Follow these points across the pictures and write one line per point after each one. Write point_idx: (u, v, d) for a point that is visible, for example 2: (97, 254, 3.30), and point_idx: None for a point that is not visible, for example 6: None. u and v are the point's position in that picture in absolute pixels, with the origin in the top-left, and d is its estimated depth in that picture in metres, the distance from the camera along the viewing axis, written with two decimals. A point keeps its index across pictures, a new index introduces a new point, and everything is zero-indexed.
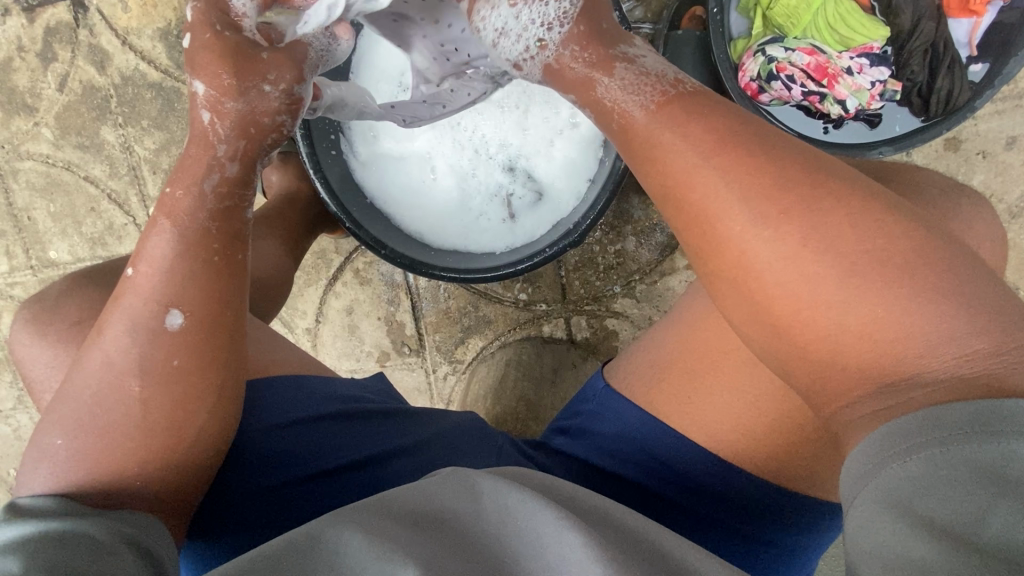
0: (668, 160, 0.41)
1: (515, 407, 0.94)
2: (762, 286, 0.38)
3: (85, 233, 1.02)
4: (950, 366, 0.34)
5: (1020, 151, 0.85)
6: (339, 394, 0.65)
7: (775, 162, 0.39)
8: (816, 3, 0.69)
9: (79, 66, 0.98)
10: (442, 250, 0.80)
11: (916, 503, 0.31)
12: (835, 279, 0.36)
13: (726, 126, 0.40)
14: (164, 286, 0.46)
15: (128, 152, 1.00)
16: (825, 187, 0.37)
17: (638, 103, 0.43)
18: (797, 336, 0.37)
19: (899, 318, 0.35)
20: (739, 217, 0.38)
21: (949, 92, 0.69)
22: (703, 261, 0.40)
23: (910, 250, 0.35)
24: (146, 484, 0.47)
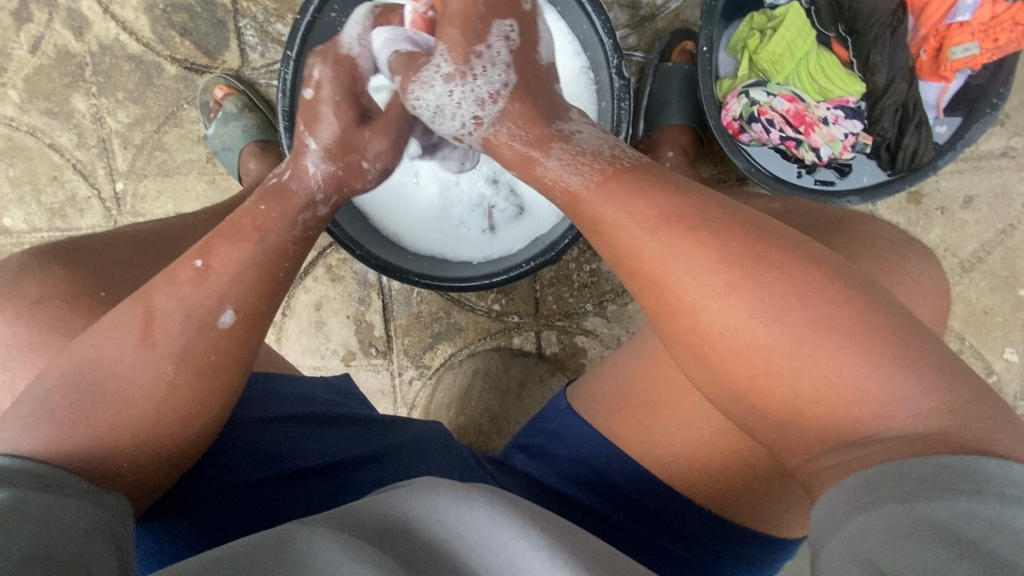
0: (618, 232, 0.42)
1: (478, 420, 0.94)
2: (719, 354, 0.39)
3: (44, 203, 0.98)
4: (906, 424, 0.35)
5: (974, 210, 0.91)
6: (309, 397, 0.65)
7: (720, 227, 0.40)
8: (800, 53, 0.71)
9: (55, 30, 0.94)
10: (419, 255, 0.79)
11: (878, 557, 0.30)
12: (791, 348, 0.37)
13: (652, 190, 0.42)
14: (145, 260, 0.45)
15: (99, 123, 0.96)
16: (768, 260, 0.39)
17: (578, 180, 0.45)
18: (757, 400, 0.39)
19: (852, 382, 0.36)
20: (691, 290, 0.39)
21: (915, 150, 0.70)
22: (665, 322, 0.41)
23: (854, 315, 0.37)
24: (131, 445, 0.44)
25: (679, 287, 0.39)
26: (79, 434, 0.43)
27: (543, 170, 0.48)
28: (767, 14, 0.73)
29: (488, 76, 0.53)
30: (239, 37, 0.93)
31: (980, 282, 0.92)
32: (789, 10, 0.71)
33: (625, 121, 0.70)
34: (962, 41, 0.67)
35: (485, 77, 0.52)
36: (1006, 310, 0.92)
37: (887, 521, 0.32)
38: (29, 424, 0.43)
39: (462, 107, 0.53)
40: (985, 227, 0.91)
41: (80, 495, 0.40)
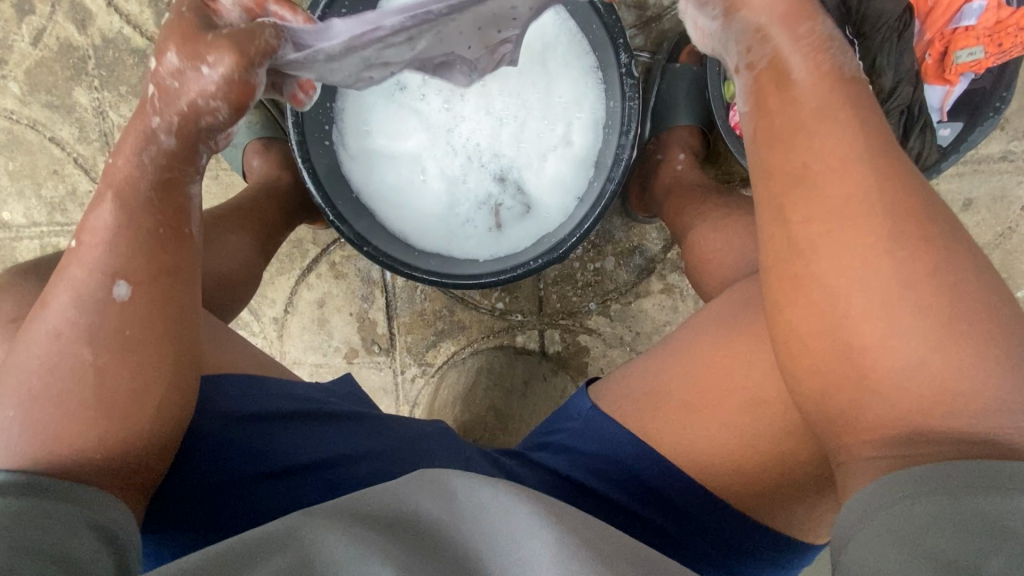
0: (819, 145, 0.38)
1: (484, 418, 0.93)
2: (858, 300, 0.36)
3: (44, 197, 0.97)
4: (1006, 435, 0.34)
5: (974, 213, 0.92)
6: (296, 393, 0.61)
7: (888, 181, 0.37)
8: None
9: (58, 22, 0.93)
10: (425, 251, 0.79)
11: (920, 542, 0.31)
12: (934, 323, 0.35)
13: (853, 123, 0.39)
14: (113, 256, 0.44)
15: (101, 117, 0.95)
16: (949, 243, 0.37)
17: (801, 82, 0.40)
18: (865, 360, 0.36)
19: (976, 379, 0.35)
20: (865, 229, 0.36)
21: (920, 153, 0.71)
22: (796, 258, 0.38)
23: (1002, 323, 0.36)
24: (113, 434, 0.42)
25: (851, 219, 0.37)
26: (45, 437, 0.41)
27: (755, 56, 0.43)
28: None
29: None
30: None
31: None
32: None
33: (631, 121, 0.71)
34: (967, 46, 0.67)
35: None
36: None
37: (928, 516, 0.32)
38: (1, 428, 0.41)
39: None
40: (983, 229, 0.92)
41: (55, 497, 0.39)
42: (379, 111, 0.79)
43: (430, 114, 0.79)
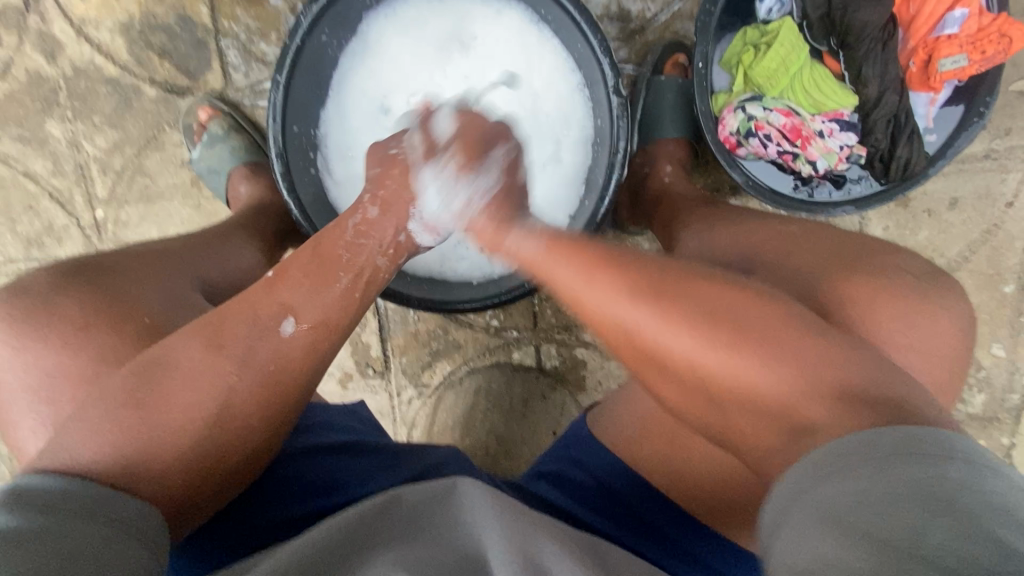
0: (566, 276, 0.49)
1: (485, 442, 0.96)
2: (665, 361, 0.44)
3: (20, 233, 0.94)
4: (821, 409, 0.41)
5: (960, 211, 0.93)
6: (332, 428, 0.65)
7: (663, 287, 0.45)
8: (794, 67, 0.70)
9: (26, 53, 0.90)
10: (418, 276, 0.78)
11: (854, 516, 0.34)
12: (709, 352, 0.43)
13: (601, 255, 0.48)
14: (295, 295, 0.50)
15: (75, 149, 0.92)
16: (688, 281, 0.46)
17: (531, 245, 0.52)
18: (702, 399, 0.44)
19: (769, 376, 0.42)
20: (630, 312, 0.45)
21: (908, 160, 0.69)
22: (619, 347, 0.47)
23: (754, 318, 0.44)
24: (214, 448, 0.45)
25: (619, 310, 0.45)
26: (143, 435, 0.44)
27: (510, 241, 0.54)
28: (760, 30, 0.72)
29: (487, 178, 0.57)
30: (221, 58, 0.89)
31: (967, 281, 0.95)
32: (783, 25, 0.70)
33: (623, 138, 0.69)
34: (950, 53, 0.67)
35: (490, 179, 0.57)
36: (992, 307, 0.95)
37: (861, 489, 0.35)
38: (113, 426, 0.44)
39: (459, 193, 0.57)
40: (970, 228, 0.93)
41: (94, 516, 0.38)
42: (364, 136, 0.77)
43: None
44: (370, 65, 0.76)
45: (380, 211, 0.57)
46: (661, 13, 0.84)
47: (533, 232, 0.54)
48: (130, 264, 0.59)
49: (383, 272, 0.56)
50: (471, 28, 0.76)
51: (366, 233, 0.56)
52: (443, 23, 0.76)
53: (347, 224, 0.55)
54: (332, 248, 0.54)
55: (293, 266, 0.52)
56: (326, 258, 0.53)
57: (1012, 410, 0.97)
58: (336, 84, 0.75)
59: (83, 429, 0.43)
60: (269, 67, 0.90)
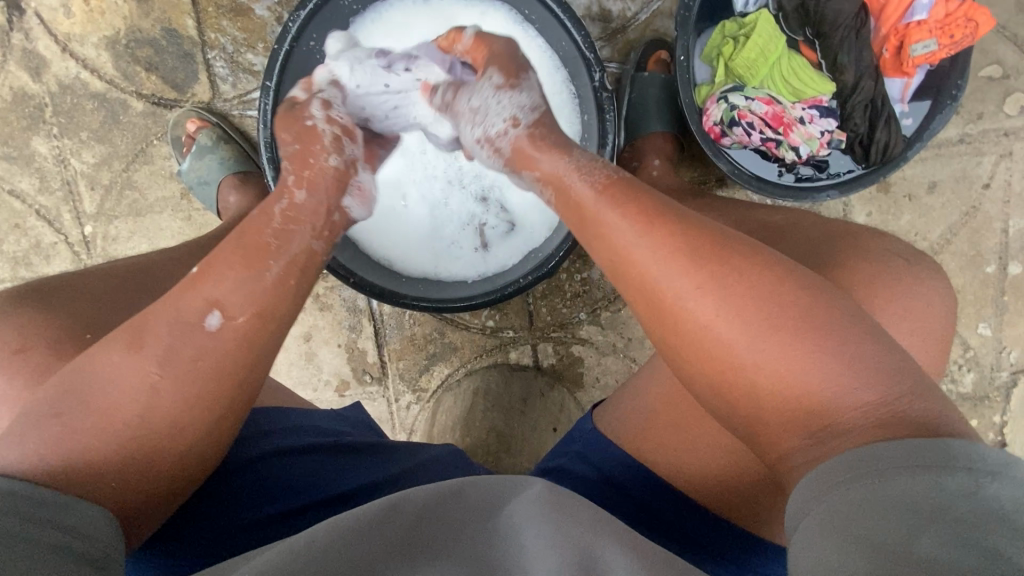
0: (612, 235, 0.46)
1: (485, 439, 0.94)
2: (699, 336, 0.42)
3: (6, 252, 0.93)
4: (860, 416, 0.39)
5: (939, 195, 0.96)
6: (317, 427, 0.63)
7: (733, 266, 0.42)
8: (772, 57, 0.72)
9: (10, 71, 0.90)
10: (412, 277, 0.79)
11: (851, 525, 0.34)
12: (755, 337, 0.41)
13: (663, 221, 0.44)
14: (215, 283, 0.44)
15: (62, 165, 0.92)
16: (748, 259, 0.43)
17: (586, 185, 0.49)
18: (728, 383, 0.42)
19: (816, 373, 0.40)
20: (675, 282, 0.43)
21: (886, 144, 0.72)
22: (650, 315, 0.44)
23: (814, 310, 0.41)
24: (146, 449, 0.42)
25: (664, 276, 0.43)
26: (74, 444, 0.41)
27: (556, 167, 0.51)
28: (738, 22, 0.74)
29: (524, 96, 0.56)
30: (208, 69, 0.90)
31: (951, 262, 0.97)
32: (758, 18, 0.72)
33: (610, 133, 0.71)
34: (921, 39, 0.69)
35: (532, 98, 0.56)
36: (976, 287, 0.97)
37: (862, 498, 0.35)
38: (42, 440, 0.41)
39: (501, 108, 0.56)
40: (950, 211, 0.96)
41: (46, 520, 0.37)
42: None
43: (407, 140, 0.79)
44: None
45: (309, 193, 0.52)
46: (642, 12, 0.86)
47: (580, 167, 0.50)
48: (103, 282, 0.59)
49: (321, 257, 0.51)
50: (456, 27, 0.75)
51: (296, 218, 0.50)
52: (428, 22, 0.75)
53: (273, 211, 0.50)
54: (259, 235, 0.47)
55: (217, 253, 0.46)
56: (257, 242, 0.47)
57: (1002, 388, 0.99)
58: None
59: (13, 444, 0.41)
60: (257, 77, 0.90)
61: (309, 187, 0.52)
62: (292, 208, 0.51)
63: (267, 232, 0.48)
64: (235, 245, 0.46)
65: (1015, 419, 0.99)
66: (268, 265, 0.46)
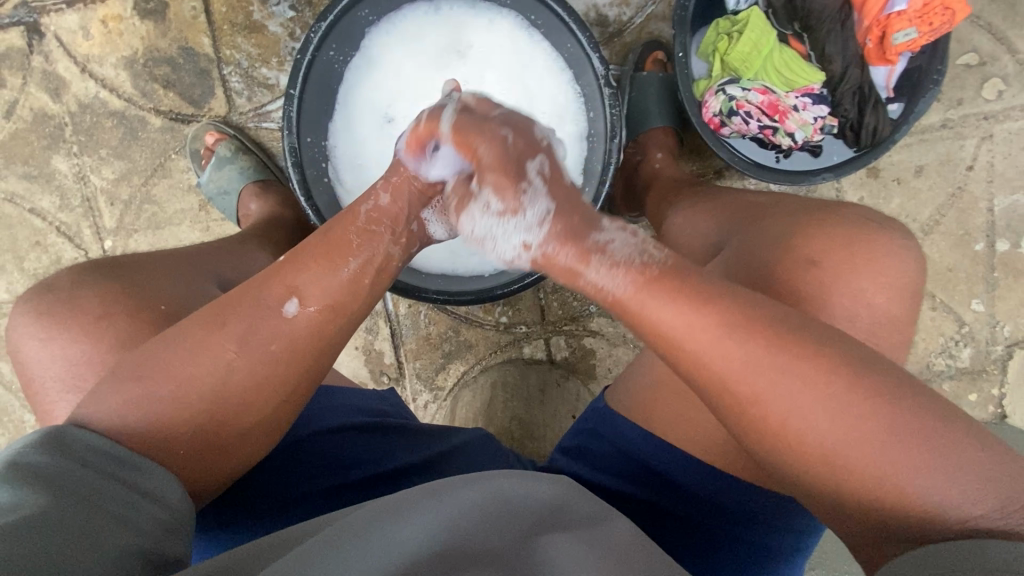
0: (676, 326, 0.45)
1: (509, 427, 0.95)
2: (785, 431, 0.42)
3: (28, 269, 0.95)
4: (958, 516, 0.39)
5: (926, 177, 1.01)
6: (355, 406, 0.65)
7: (816, 365, 0.42)
8: (765, 51, 0.76)
9: (31, 93, 0.93)
10: (431, 274, 0.82)
11: None
12: (843, 438, 0.41)
13: (747, 326, 0.44)
14: (294, 274, 0.49)
15: (82, 183, 0.94)
16: (826, 356, 0.42)
17: (618, 284, 0.48)
18: (817, 475, 0.42)
19: (914, 476, 0.40)
20: (753, 382, 0.43)
21: (875, 127, 0.76)
22: (726, 407, 0.44)
23: (907, 412, 0.41)
24: (235, 420, 0.46)
25: (740, 377, 0.43)
26: (157, 410, 0.44)
27: (589, 277, 0.49)
28: (731, 19, 0.78)
29: (533, 203, 0.51)
30: (224, 84, 0.93)
31: (940, 242, 1.02)
32: (750, 14, 0.77)
33: (618, 127, 0.75)
34: (902, 27, 0.73)
35: (543, 198, 0.52)
36: (966, 264, 1.02)
37: None
38: (129, 403, 0.44)
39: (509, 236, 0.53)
40: (937, 192, 1.01)
41: (116, 476, 0.40)
42: (372, 144, 0.81)
43: None
44: (373, 77, 0.80)
45: (392, 196, 0.57)
46: (637, 16, 0.91)
47: (617, 264, 0.48)
48: (158, 265, 0.62)
49: (396, 262, 0.55)
50: (466, 38, 0.80)
51: (377, 221, 0.54)
52: (439, 35, 0.80)
53: (360, 209, 0.54)
54: (344, 232, 0.52)
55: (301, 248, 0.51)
56: (333, 242, 0.51)
57: (998, 361, 1.03)
58: (341, 98, 0.79)
59: (104, 405, 0.44)
60: (272, 90, 0.94)
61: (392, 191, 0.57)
62: (365, 211, 0.54)
63: (346, 230, 0.52)
64: (312, 241, 0.51)
65: (1013, 391, 1.03)
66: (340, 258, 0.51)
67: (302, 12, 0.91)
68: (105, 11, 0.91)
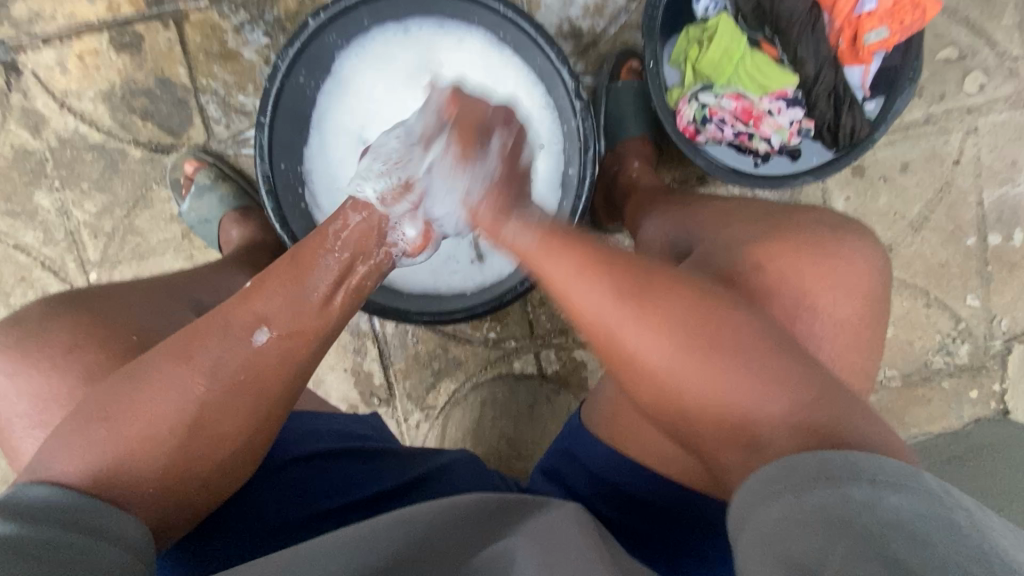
0: (551, 268, 0.49)
1: (498, 446, 0.96)
2: (632, 357, 0.46)
3: (13, 305, 0.95)
4: (783, 420, 0.43)
5: (912, 173, 0.99)
6: (337, 430, 0.65)
7: (663, 294, 0.46)
8: (736, 57, 0.76)
9: (11, 130, 0.93)
10: (412, 294, 0.81)
11: (783, 539, 0.36)
12: (684, 357, 0.44)
13: (608, 266, 0.48)
14: (262, 305, 0.48)
15: (65, 217, 0.95)
16: (671, 288, 0.47)
17: (532, 235, 0.51)
18: (669, 397, 0.45)
19: (745, 390, 0.43)
20: (608, 312, 0.46)
21: (853, 128, 0.75)
22: (593, 337, 0.48)
23: (736, 332, 0.45)
24: (198, 461, 0.45)
25: (592, 304, 0.47)
26: (118, 453, 0.44)
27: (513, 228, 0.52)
28: (700, 27, 0.78)
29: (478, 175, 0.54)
30: (202, 113, 0.93)
31: (932, 238, 1.00)
32: (719, 20, 0.76)
33: (591, 139, 0.74)
34: (873, 27, 0.73)
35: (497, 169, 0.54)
36: (959, 259, 1.00)
37: (784, 513, 0.37)
38: (86, 449, 0.43)
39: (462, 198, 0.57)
40: (924, 188, 0.99)
41: (94, 530, 0.40)
42: (346, 167, 0.81)
43: None
44: (345, 101, 0.80)
45: (362, 216, 0.54)
46: (610, 26, 0.91)
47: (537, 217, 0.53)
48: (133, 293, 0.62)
49: (369, 284, 0.54)
50: (436, 57, 0.80)
51: (347, 242, 0.52)
52: (409, 56, 0.80)
53: (327, 232, 0.52)
54: (310, 256, 0.51)
55: (266, 277, 0.50)
56: (302, 264, 0.50)
57: (997, 356, 1.01)
58: (314, 123, 0.78)
59: (65, 449, 0.44)
60: (250, 117, 0.94)
61: (364, 210, 0.54)
62: (321, 238, 0.52)
63: (307, 256, 0.51)
64: (280, 269, 0.50)
65: (1014, 386, 1.01)
66: (307, 287, 0.50)
67: (276, 38, 0.91)
68: (82, 46, 0.92)
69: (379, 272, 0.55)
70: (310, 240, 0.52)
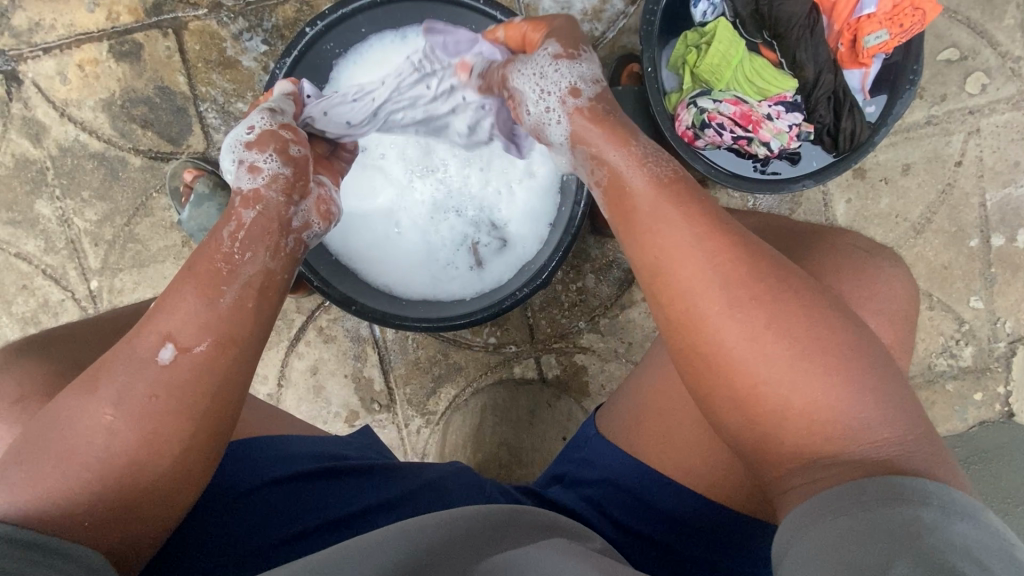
0: (662, 238, 0.47)
1: (496, 454, 0.93)
2: (728, 357, 0.44)
3: (16, 313, 0.96)
4: (870, 450, 0.42)
5: (914, 175, 0.99)
6: (327, 450, 0.64)
7: (780, 295, 0.44)
8: (734, 62, 0.76)
9: (12, 139, 0.94)
10: (412, 300, 0.82)
11: (844, 547, 0.36)
12: (786, 363, 0.43)
13: (724, 254, 0.45)
14: (169, 318, 0.47)
15: (66, 225, 0.95)
16: (786, 285, 0.45)
17: (645, 181, 0.50)
18: (756, 405, 0.44)
19: (840, 408, 0.42)
20: (717, 302, 0.44)
21: (853, 132, 0.75)
22: (687, 331, 0.45)
23: (845, 345, 0.43)
24: (128, 481, 0.44)
25: (701, 293, 0.44)
26: (45, 487, 0.42)
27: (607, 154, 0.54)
28: (699, 31, 0.78)
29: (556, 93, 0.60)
30: (202, 121, 0.94)
31: (934, 240, 0.99)
32: (717, 26, 0.76)
33: None
34: (873, 30, 0.73)
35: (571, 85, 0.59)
36: (962, 261, 1.00)
37: (849, 526, 0.37)
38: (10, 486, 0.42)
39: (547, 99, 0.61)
40: (926, 190, 0.99)
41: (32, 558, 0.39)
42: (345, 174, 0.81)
43: (393, 170, 0.83)
44: None
45: (256, 211, 0.54)
46: (609, 30, 0.91)
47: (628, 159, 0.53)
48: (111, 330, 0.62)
49: (279, 275, 0.53)
50: None
51: (246, 239, 0.52)
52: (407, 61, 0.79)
53: (222, 234, 0.52)
54: (209, 262, 0.50)
55: (173, 292, 0.48)
56: (212, 273, 0.49)
57: (1001, 358, 1.00)
58: None
59: None
60: None
61: (255, 205, 0.54)
62: (224, 246, 0.51)
63: (214, 267, 0.50)
64: (189, 282, 0.48)
65: (1019, 388, 1.00)
66: (223, 295, 0.48)
67: (274, 46, 0.91)
68: (82, 55, 0.92)
69: (294, 260, 0.55)
70: (214, 247, 0.51)
